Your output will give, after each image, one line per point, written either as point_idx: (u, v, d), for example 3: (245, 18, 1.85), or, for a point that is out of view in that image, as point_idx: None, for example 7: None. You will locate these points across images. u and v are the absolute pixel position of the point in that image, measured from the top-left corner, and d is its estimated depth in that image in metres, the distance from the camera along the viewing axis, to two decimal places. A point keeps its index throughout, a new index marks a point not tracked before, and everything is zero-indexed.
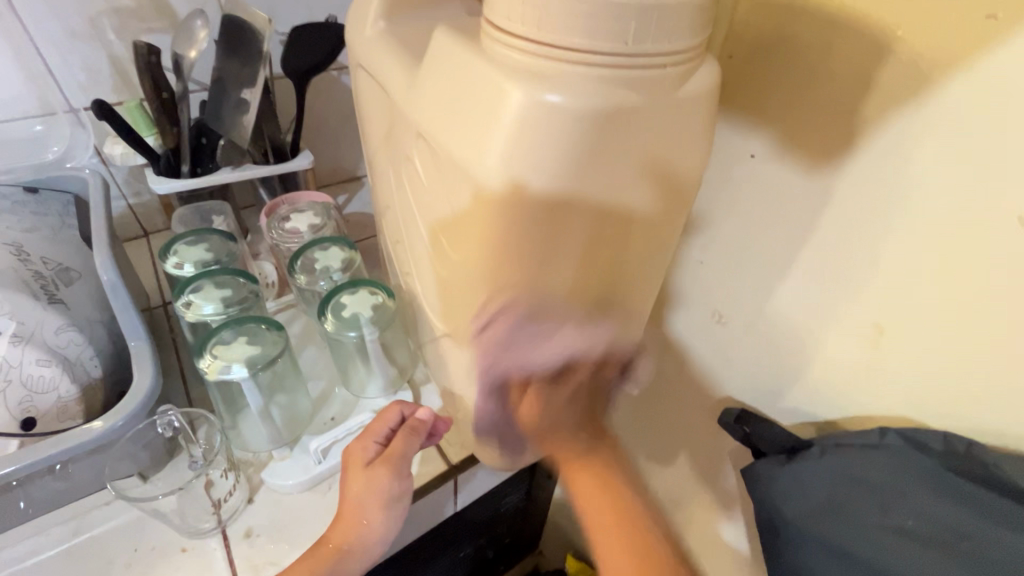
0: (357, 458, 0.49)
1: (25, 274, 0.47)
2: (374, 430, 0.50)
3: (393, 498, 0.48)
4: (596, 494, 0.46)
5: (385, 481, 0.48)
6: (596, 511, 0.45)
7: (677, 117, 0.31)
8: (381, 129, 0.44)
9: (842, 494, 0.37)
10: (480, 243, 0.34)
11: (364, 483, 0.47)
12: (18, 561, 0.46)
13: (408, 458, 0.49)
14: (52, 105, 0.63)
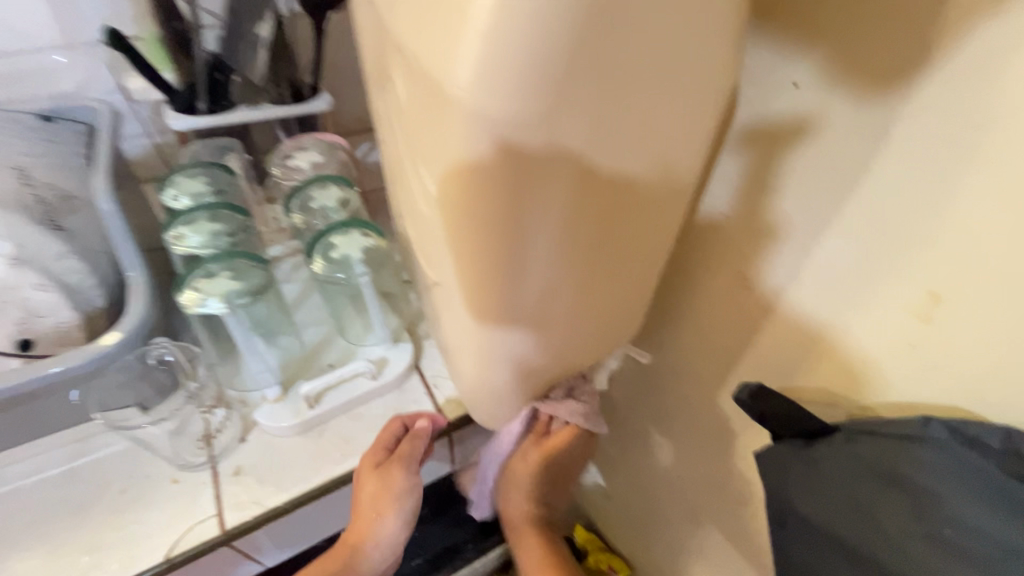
0: (368, 468, 0.49)
1: (27, 198, 0.47)
2: (379, 436, 0.49)
3: (404, 494, 0.49)
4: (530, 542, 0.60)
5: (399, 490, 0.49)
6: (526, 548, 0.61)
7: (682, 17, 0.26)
8: (371, 54, 0.40)
9: (872, 498, 0.32)
10: (456, 177, 0.29)
11: (377, 486, 0.48)
12: (22, 477, 0.48)
13: (417, 459, 0.49)
14: (74, 35, 0.63)
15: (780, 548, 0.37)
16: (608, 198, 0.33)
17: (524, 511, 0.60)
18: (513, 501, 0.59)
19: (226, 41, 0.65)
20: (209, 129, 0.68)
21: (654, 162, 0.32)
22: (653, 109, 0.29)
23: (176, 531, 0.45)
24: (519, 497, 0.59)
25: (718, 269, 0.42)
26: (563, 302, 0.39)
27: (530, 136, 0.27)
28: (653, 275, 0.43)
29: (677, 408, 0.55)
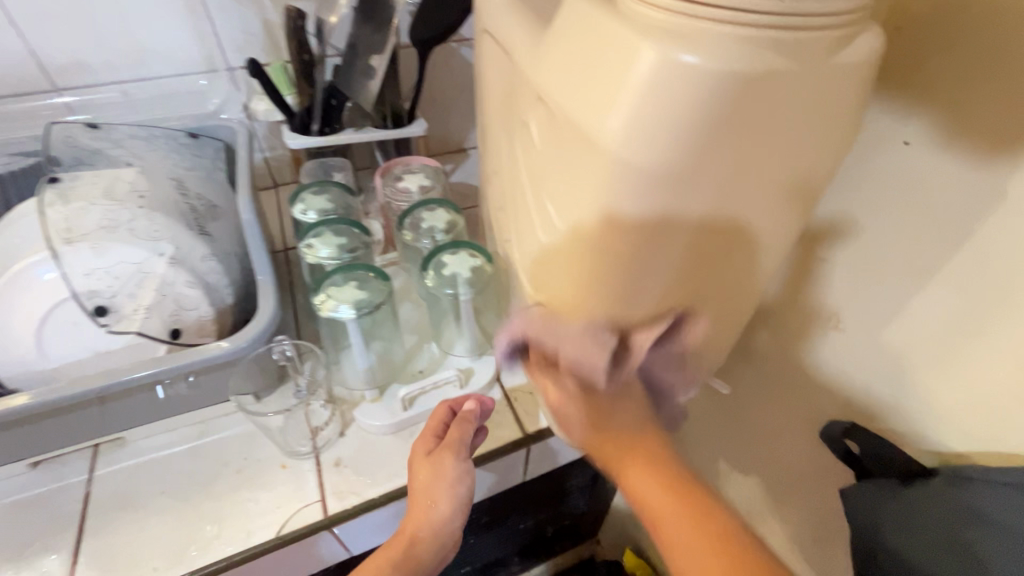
0: (425, 458, 0.50)
1: (183, 206, 0.54)
2: (428, 424, 0.52)
3: (456, 480, 0.50)
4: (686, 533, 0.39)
5: (451, 484, 0.50)
6: (677, 529, 0.40)
7: (822, 87, 0.29)
8: (498, 96, 0.45)
9: (971, 536, 0.33)
10: (591, 214, 0.34)
11: (430, 475, 0.49)
12: (156, 450, 0.54)
13: (466, 442, 0.50)
14: (215, 62, 0.72)
15: None
16: (723, 248, 0.36)
17: (671, 500, 0.41)
18: (650, 488, 0.42)
19: (342, 71, 0.70)
20: (317, 149, 0.74)
21: (768, 215, 0.35)
22: (773, 170, 0.32)
23: (286, 511, 0.50)
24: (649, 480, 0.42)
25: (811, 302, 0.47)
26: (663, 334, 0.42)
27: (666, 185, 0.31)
28: (745, 310, 0.45)
29: (755, 436, 0.57)
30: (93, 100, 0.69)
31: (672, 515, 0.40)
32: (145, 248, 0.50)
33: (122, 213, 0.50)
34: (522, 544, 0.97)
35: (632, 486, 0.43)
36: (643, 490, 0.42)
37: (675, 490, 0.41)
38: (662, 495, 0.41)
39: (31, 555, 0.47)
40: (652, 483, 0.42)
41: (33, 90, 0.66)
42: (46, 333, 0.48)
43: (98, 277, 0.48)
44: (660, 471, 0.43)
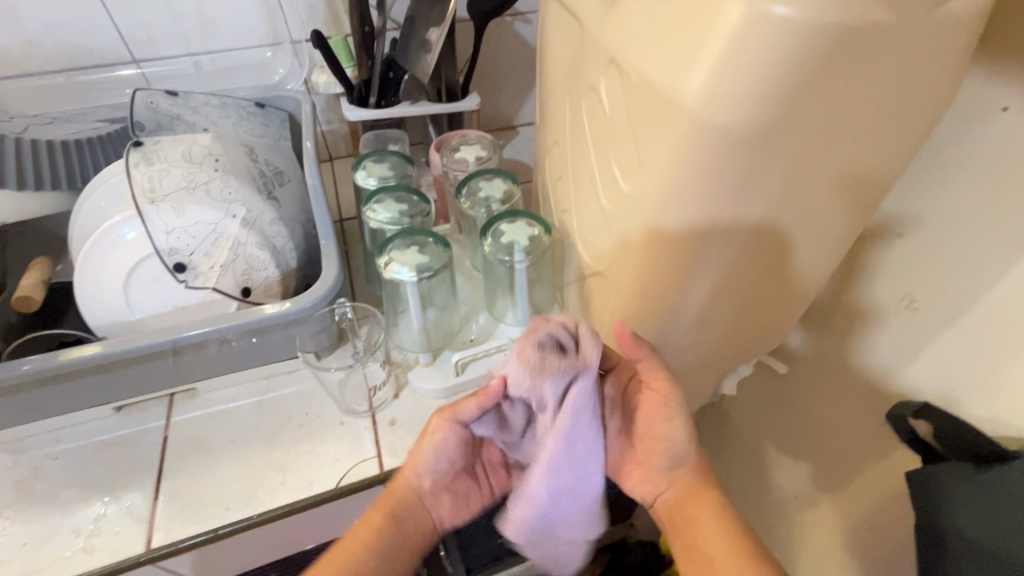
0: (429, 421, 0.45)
1: (253, 171, 0.57)
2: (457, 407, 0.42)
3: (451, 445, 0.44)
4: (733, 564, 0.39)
5: (445, 447, 0.44)
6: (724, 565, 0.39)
7: (923, 43, 0.29)
8: (564, 64, 0.45)
9: None
10: (665, 176, 0.33)
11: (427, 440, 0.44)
12: (225, 401, 0.58)
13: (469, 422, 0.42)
14: (280, 35, 0.74)
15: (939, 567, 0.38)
16: (794, 213, 0.36)
17: (724, 538, 0.40)
18: (700, 517, 0.42)
19: (401, 44, 0.72)
20: (372, 122, 0.75)
21: (844, 180, 0.35)
22: (858, 131, 0.32)
23: (344, 465, 0.53)
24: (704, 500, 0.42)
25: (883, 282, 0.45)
26: (723, 305, 0.42)
27: (748, 143, 0.30)
28: (811, 285, 0.44)
29: (812, 420, 0.56)
30: (168, 72, 0.73)
31: (722, 551, 0.40)
32: (220, 210, 0.52)
33: (198, 175, 0.53)
34: None
35: (688, 513, 0.42)
36: (695, 510, 0.42)
37: (719, 529, 0.41)
38: (715, 531, 0.41)
39: (115, 490, 0.51)
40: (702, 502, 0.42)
41: (115, 60, 0.70)
42: (131, 285, 0.51)
43: (178, 235, 0.51)
44: (714, 508, 0.42)
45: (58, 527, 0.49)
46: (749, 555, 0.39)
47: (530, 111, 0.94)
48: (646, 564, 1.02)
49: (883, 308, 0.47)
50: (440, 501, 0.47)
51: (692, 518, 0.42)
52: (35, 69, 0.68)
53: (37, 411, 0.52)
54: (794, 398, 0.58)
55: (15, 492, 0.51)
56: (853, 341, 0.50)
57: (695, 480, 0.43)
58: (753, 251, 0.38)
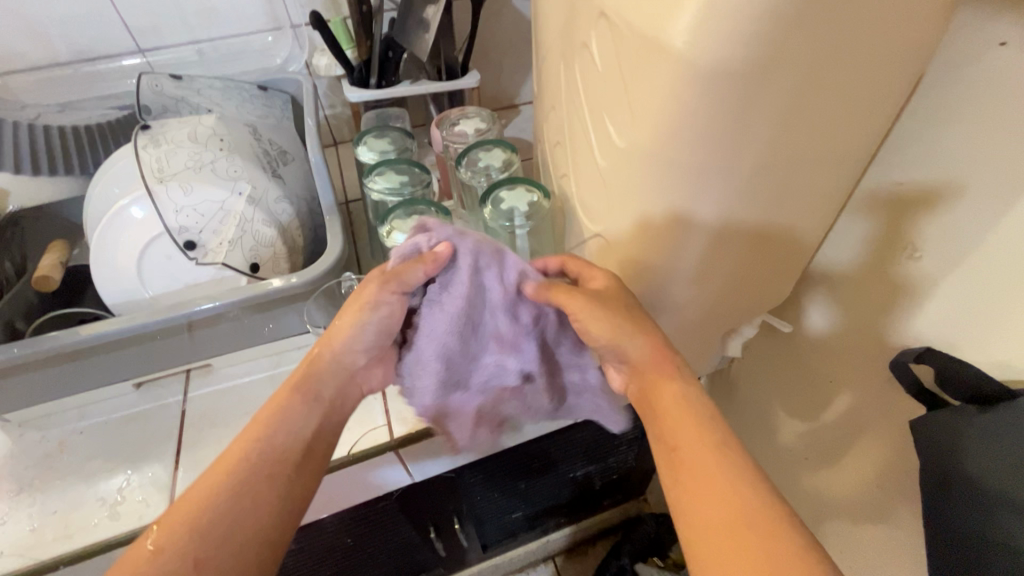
0: (353, 293, 0.45)
1: (257, 150, 0.58)
2: (407, 271, 0.42)
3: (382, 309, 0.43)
4: (705, 451, 0.36)
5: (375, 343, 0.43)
6: (694, 450, 0.37)
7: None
8: (557, 26, 0.45)
9: None
10: (656, 125, 0.33)
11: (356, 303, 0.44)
12: (239, 376, 0.60)
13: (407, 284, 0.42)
14: (279, 20, 0.75)
15: (953, 518, 0.38)
16: (788, 159, 0.36)
17: (697, 428, 0.38)
18: (674, 407, 0.39)
19: (398, 22, 0.72)
20: (374, 102, 0.76)
21: (837, 121, 0.35)
22: (848, 69, 0.32)
23: (356, 433, 0.54)
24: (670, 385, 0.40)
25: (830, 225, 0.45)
26: (722, 258, 0.42)
27: (737, 84, 0.30)
28: (808, 237, 0.44)
29: (818, 378, 0.56)
30: (172, 60, 0.74)
31: (692, 439, 0.37)
32: (226, 187, 0.54)
33: (204, 154, 0.54)
34: (571, 495, 1.00)
35: (659, 404, 0.40)
36: (664, 399, 0.39)
37: (689, 413, 0.38)
38: (685, 419, 0.38)
39: (137, 460, 0.53)
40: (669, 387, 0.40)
41: (121, 51, 0.72)
42: (145, 264, 0.53)
43: (187, 213, 0.52)
44: (683, 396, 0.39)
45: (84, 496, 0.51)
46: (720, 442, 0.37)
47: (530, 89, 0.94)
48: (661, 536, 1.03)
49: (887, 259, 0.46)
50: (370, 371, 0.47)
51: (668, 411, 0.39)
52: (45, 61, 0.69)
53: (60, 387, 0.54)
54: (800, 358, 0.58)
55: (43, 464, 0.53)
56: (856, 297, 0.50)
57: (660, 364, 0.40)
58: (750, 205, 0.38)
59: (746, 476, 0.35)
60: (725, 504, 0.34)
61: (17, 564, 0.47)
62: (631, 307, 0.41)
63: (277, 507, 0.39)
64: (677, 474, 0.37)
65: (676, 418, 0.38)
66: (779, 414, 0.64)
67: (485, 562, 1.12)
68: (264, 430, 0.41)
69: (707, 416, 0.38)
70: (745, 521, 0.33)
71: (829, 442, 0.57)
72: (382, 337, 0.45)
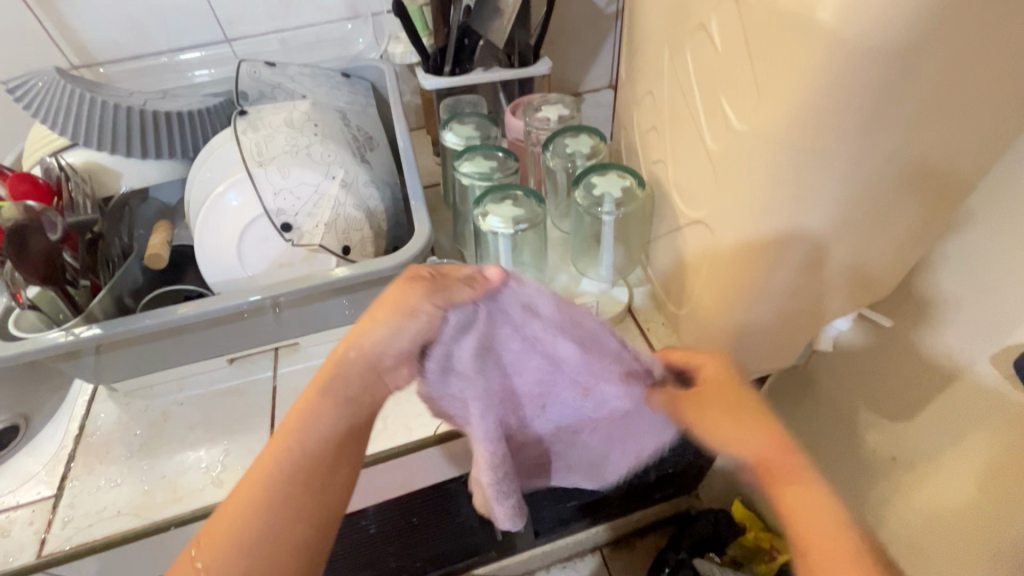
0: (393, 293, 0.38)
1: (348, 136, 0.60)
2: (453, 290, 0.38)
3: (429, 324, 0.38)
4: (834, 542, 0.37)
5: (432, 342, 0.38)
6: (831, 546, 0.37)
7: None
8: (661, 10, 0.44)
9: None
10: (787, 106, 0.33)
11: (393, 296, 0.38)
12: (326, 355, 0.62)
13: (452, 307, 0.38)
14: (359, 8, 0.76)
15: None
16: (922, 143, 0.34)
17: (833, 534, 0.37)
18: (808, 501, 0.38)
19: (476, 9, 0.70)
20: (448, 89, 0.76)
21: (979, 101, 0.33)
22: (1002, 43, 0.30)
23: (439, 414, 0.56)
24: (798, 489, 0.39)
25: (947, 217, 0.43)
26: (837, 249, 0.40)
27: (888, 60, 0.29)
28: (925, 227, 0.43)
29: (913, 374, 0.55)
30: (256, 49, 0.76)
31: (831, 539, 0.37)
32: (321, 172, 0.55)
33: (300, 139, 0.56)
34: (626, 487, 1.00)
35: (784, 490, 0.39)
36: (794, 494, 0.38)
37: (820, 515, 0.38)
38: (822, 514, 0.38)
39: (235, 432, 0.56)
40: (797, 488, 0.39)
41: (210, 40, 0.74)
42: (244, 245, 0.55)
43: (286, 196, 0.54)
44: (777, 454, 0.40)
45: (189, 463, 0.54)
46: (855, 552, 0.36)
47: (598, 76, 0.93)
48: (716, 533, 1.02)
49: (1007, 251, 0.44)
50: (399, 375, 0.39)
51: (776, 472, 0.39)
52: (142, 51, 0.73)
53: (164, 360, 0.57)
54: (895, 355, 0.56)
55: (149, 432, 0.57)
56: (967, 291, 0.48)
57: (787, 460, 0.39)
58: (876, 192, 0.37)
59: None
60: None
61: (134, 523, 0.50)
62: (746, 408, 0.42)
63: (324, 516, 0.38)
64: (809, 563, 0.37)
65: (815, 517, 0.38)
66: (862, 412, 0.63)
67: (535, 550, 1.13)
68: (299, 442, 0.38)
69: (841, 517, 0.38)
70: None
71: (924, 441, 0.56)
72: (422, 347, 0.38)
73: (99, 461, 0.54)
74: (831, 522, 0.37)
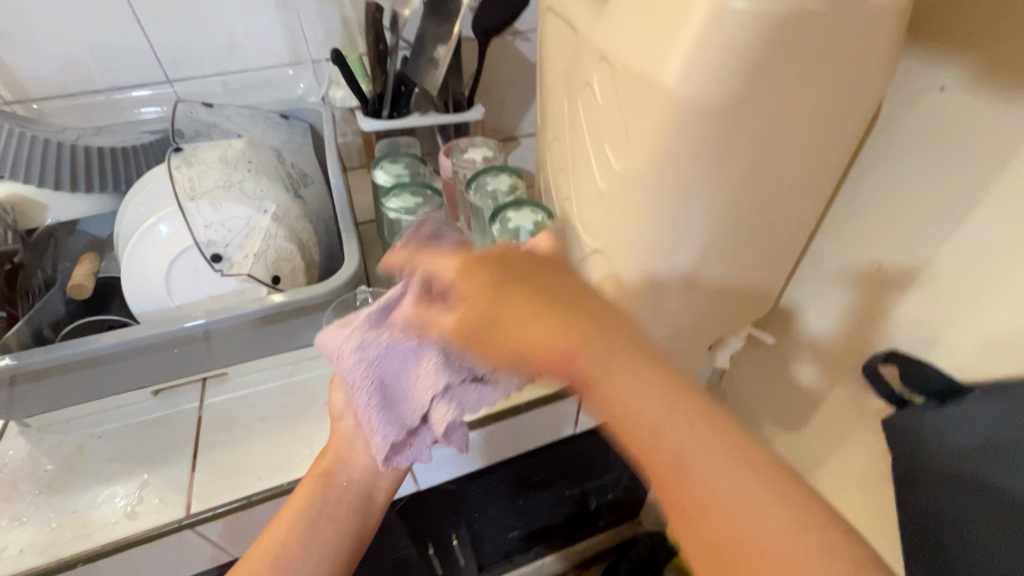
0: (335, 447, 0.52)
1: (281, 173, 0.63)
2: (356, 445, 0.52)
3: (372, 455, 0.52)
4: (657, 439, 0.30)
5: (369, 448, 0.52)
6: (644, 435, 0.31)
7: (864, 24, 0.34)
8: (561, 67, 0.51)
9: (988, 440, 0.40)
10: (649, 151, 0.39)
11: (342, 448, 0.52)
12: (255, 385, 0.62)
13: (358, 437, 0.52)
14: (301, 56, 0.81)
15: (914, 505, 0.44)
16: (765, 184, 0.41)
17: (646, 414, 0.31)
18: (615, 398, 0.31)
19: (412, 60, 0.77)
20: (386, 132, 0.80)
21: (808, 150, 0.40)
22: (817, 105, 0.37)
23: None
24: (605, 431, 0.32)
25: (802, 250, 0.51)
26: (710, 273, 0.46)
27: (722, 115, 0.35)
28: (787, 253, 0.49)
29: (801, 385, 0.61)
30: (198, 90, 0.79)
31: (647, 436, 0.30)
32: (253, 207, 0.58)
33: (233, 175, 0.58)
34: (567, 515, 1.02)
35: (590, 393, 0.32)
36: (600, 396, 0.32)
37: (652, 432, 0.30)
38: (641, 408, 0.31)
39: (153, 465, 0.55)
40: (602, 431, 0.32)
41: (151, 81, 0.77)
42: (173, 278, 0.57)
43: (216, 229, 0.56)
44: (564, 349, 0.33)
45: (103, 497, 0.53)
46: (684, 439, 0.30)
47: (530, 122, 1.00)
48: (655, 556, 1.05)
49: (857, 276, 0.51)
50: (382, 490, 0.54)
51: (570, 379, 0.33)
52: (80, 90, 0.75)
53: (81, 393, 0.56)
54: (784, 370, 0.63)
55: (63, 467, 0.55)
56: (832, 310, 0.55)
57: (579, 383, 0.32)
58: (734, 225, 0.43)
59: (761, 503, 0.28)
60: (708, 510, 0.29)
61: (37, 562, 0.48)
62: (544, 302, 0.34)
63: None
64: (648, 477, 0.31)
65: (629, 419, 0.31)
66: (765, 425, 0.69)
67: None
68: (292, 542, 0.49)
69: (668, 408, 0.31)
70: (736, 545, 0.28)
71: (814, 450, 0.62)
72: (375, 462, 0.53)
73: (4, 498, 0.52)
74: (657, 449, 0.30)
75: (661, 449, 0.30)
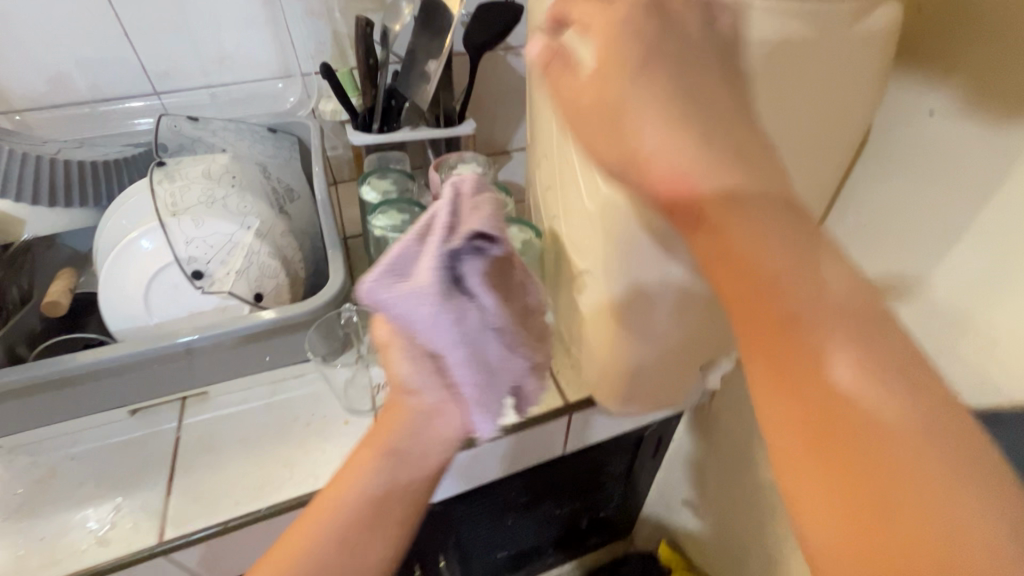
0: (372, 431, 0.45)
1: (266, 189, 0.62)
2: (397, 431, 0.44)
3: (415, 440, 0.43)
4: (826, 362, 0.27)
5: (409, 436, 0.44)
6: (813, 354, 0.27)
7: (847, 51, 0.34)
8: (549, 86, 0.50)
9: None
10: None
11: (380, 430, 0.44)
12: (236, 405, 0.61)
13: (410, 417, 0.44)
14: (291, 69, 0.80)
15: None
16: None
17: (817, 334, 0.27)
18: (793, 309, 0.27)
19: (402, 74, 0.77)
20: (376, 146, 0.80)
21: (798, 174, 0.40)
22: (810, 129, 0.38)
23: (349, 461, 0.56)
24: (740, 333, 0.29)
25: None
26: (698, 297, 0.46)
27: None
28: None
29: None
30: (186, 102, 0.79)
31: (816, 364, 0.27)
32: (236, 222, 0.57)
33: (216, 191, 0.57)
34: (557, 534, 1.00)
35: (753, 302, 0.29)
36: (760, 306, 0.28)
37: (815, 356, 0.27)
38: (818, 324, 0.27)
39: (128, 487, 0.54)
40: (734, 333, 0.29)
41: (138, 93, 0.76)
42: (152, 295, 0.55)
43: (197, 245, 0.54)
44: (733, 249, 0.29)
45: (75, 521, 0.51)
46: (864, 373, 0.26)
47: (521, 136, 1.00)
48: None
49: None
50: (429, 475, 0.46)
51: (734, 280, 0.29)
52: (64, 101, 0.73)
53: (55, 413, 0.55)
54: None
55: (34, 489, 0.53)
56: None
57: (742, 276, 0.29)
58: None
59: (941, 449, 0.25)
60: (873, 458, 0.25)
61: None
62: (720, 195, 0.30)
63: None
64: (796, 415, 0.27)
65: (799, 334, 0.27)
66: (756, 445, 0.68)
67: None
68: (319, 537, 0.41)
69: (850, 329, 0.27)
70: (901, 494, 0.25)
71: None
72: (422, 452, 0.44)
73: None
74: (813, 353, 0.27)
75: (827, 381, 0.27)
